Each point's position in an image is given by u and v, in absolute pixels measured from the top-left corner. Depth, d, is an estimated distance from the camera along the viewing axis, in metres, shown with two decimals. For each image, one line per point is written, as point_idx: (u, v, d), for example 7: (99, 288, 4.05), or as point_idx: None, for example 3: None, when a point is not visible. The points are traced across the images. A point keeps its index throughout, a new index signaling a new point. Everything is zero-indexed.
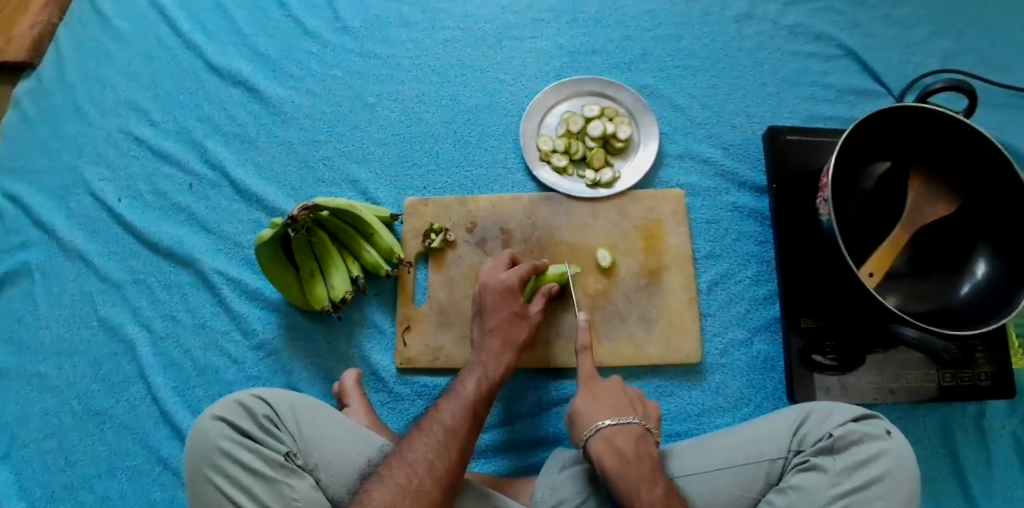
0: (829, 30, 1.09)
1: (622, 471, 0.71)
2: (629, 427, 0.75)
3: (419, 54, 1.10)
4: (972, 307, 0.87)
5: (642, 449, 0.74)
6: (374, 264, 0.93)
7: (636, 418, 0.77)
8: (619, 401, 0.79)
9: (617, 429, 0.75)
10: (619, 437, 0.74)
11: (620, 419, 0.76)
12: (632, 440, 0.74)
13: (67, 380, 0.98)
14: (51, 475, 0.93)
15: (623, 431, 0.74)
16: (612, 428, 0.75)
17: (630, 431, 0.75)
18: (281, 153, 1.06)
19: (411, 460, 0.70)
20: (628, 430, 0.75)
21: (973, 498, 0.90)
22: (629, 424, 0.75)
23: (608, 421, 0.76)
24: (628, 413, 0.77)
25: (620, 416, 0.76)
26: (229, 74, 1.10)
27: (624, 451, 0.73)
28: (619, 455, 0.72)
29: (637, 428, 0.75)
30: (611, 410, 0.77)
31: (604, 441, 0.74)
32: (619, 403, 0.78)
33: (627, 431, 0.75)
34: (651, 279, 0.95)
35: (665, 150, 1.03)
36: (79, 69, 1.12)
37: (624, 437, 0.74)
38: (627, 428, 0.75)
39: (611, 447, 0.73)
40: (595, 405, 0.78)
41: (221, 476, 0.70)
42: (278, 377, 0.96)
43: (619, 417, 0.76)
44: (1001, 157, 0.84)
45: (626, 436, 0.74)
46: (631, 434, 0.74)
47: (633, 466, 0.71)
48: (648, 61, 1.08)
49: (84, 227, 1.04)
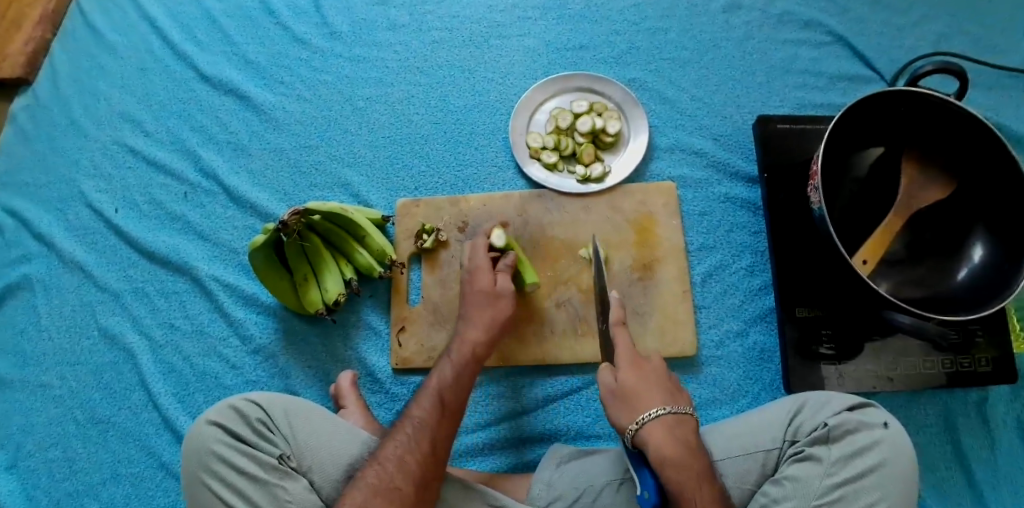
0: (818, 17, 1.08)
1: (685, 463, 0.67)
2: (687, 418, 0.72)
3: (407, 56, 1.10)
4: (969, 292, 0.86)
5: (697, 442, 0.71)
6: (367, 266, 0.94)
7: (690, 409, 0.73)
8: (667, 387, 0.75)
9: (677, 420, 0.71)
10: (678, 427, 0.70)
11: (676, 408, 0.72)
12: (690, 433, 0.71)
13: (70, 389, 0.99)
14: (57, 483, 0.95)
15: (683, 423, 0.71)
16: (672, 417, 0.71)
17: (688, 423, 0.71)
18: (274, 158, 1.07)
19: (382, 458, 0.70)
20: (686, 421, 0.71)
21: (977, 485, 0.89)
22: (685, 415, 0.72)
23: (665, 410, 0.71)
24: (682, 402, 0.74)
25: (675, 404, 0.72)
26: (221, 82, 1.11)
27: (683, 442, 0.69)
28: (684, 445, 0.69)
29: (692, 419, 0.72)
30: (665, 398, 0.73)
31: (663, 429, 0.69)
32: (669, 390, 0.75)
33: (686, 423, 0.71)
34: (644, 272, 0.95)
35: (655, 143, 1.03)
36: (75, 83, 1.14)
37: (683, 429, 0.70)
38: (685, 420, 0.71)
39: (674, 437, 0.69)
40: (644, 388, 0.74)
41: (216, 480, 0.71)
42: (276, 380, 0.96)
43: (675, 406, 0.72)
44: (995, 139, 0.83)
45: (686, 428, 0.71)
46: (689, 426, 0.71)
47: (694, 459, 0.68)
48: (637, 55, 1.08)
49: (83, 238, 1.06)
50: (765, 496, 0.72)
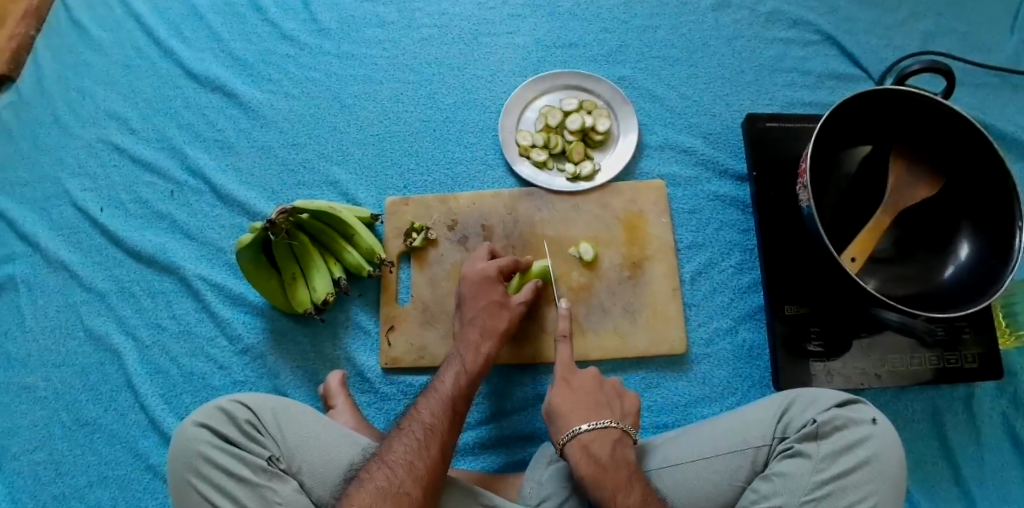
0: (806, 16, 1.08)
1: (598, 479, 0.71)
2: (606, 431, 0.75)
3: (396, 53, 1.10)
4: (956, 289, 0.87)
5: (618, 453, 0.74)
6: (356, 265, 0.93)
7: (612, 421, 0.76)
8: (594, 400, 0.79)
9: (595, 434, 0.75)
10: (595, 443, 0.74)
11: (596, 423, 0.75)
12: (609, 445, 0.74)
13: (56, 390, 0.98)
14: (43, 486, 0.94)
15: (601, 436, 0.74)
16: (589, 433, 0.75)
17: (608, 435, 0.75)
18: (261, 156, 1.06)
19: (391, 461, 0.70)
20: (605, 434, 0.75)
21: (964, 481, 0.90)
22: (604, 427, 0.75)
23: (584, 426, 0.75)
24: (606, 415, 0.77)
25: (597, 419, 0.76)
26: (207, 79, 1.10)
27: (600, 457, 0.73)
28: (594, 461, 0.72)
29: (614, 431, 0.75)
30: (588, 414, 0.77)
31: (580, 446, 0.74)
32: (595, 404, 0.78)
33: (604, 436, 0.75)
34: (634, 271, 0.95)
35: (645, 141, 1.03)
36: (59, 81, 1.12)
37: (601, 443, 0.74)
38: (604, 432, 0.75)
39: (588, 454, 0.73)
40: (569, 404, 0.78)
41: (205, 482, 0.70)
42: (264, 380, 0.96)
43: (595, 420, 0.76)
44: (982, 138, 0.83)
45: (603, 442, 0.74)
46: (608, 438, 0.74)
47: (609, 473, 0.71)
48: (626, 53, 1.08)
49: (67, 237, 1.04)
50: (755, 493, 0.72)
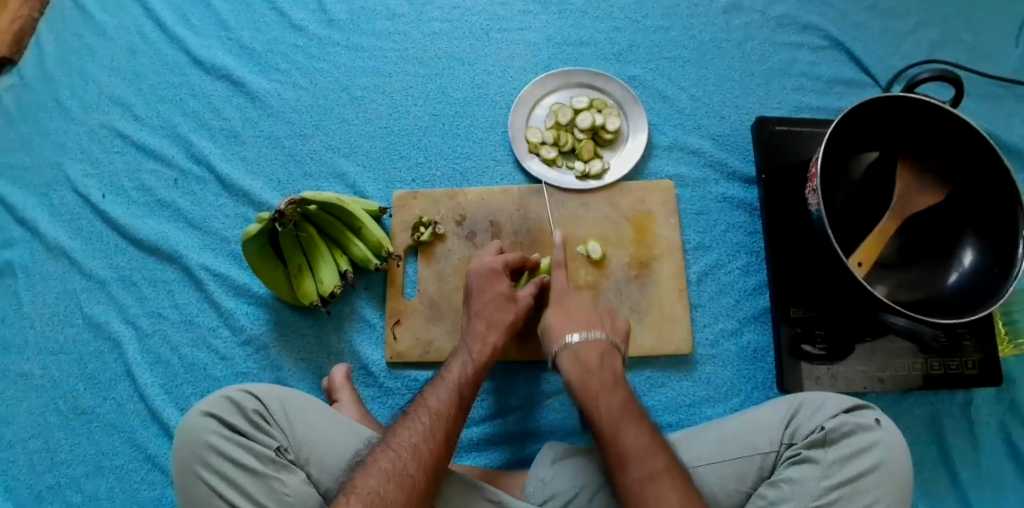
0: (816, 22, 1.09)
1: (585, 383, 0.74)
2: (596, 341, 0.77)
3: (405, 46, 1.09)
4: (959, 295, 0.88)
5: (606, 362, 0.76)
6: (363, 258, 0.93)
7: (604, 333, 0.78)
8: (589, 316, 0.80)
9: (586, 344, 0.77)
10: (585, 350, 0.77)
11: (587, 334, 0.78)
12: (597, 355, 0.76)
13: (53, 378, 0.96)
14: (38, 474, 0.92)
15: (591, 345, 0.77)
16: (580, 342, 0.77)
17: (598, 345, 0.77)
18: (268, 146, 1.05)
19: (396, 444, 0.70)
20: (595, 344, 0.77)
21: (961, 486, 0.91)
22: (596, 338, 0.77)
23: (576, 337, 0.78)
24: (597, 327, 0.79)
25: (589, 330, 0.78)
26: (214, 67, 1.09)
27: (588, 364, 0.76)
28: (582, 367, 0.76)
29: (603, 344, 0.77)
30: (579, 326, 0.79)
31: (571, 355, 0.77)
32: (590, 318, 0.80)
33: (593, 345, 0.77)
34: (642, 270, 0.95)
35: (654, 142, 1.03)
36: (62, 64, 1.11)
37: (590, 350, 0.77)
38: (594, 344, 0.77)
39: (577, 361, 0.76)
40: (563, 320, 0.80)
41: (212, 473, 0.70)
42: (267, 372, 0.95)
43: (587, 331, 0.78)
44: (988, 147, 0.84)
45: (593, 350, 0.76)
46: (597, 349, 0.77)
47: (595, 379, 0.74)
48: (637, 53, 1.08)
49: (68, 223, 1.03)
50: (762, 498, 0.73)
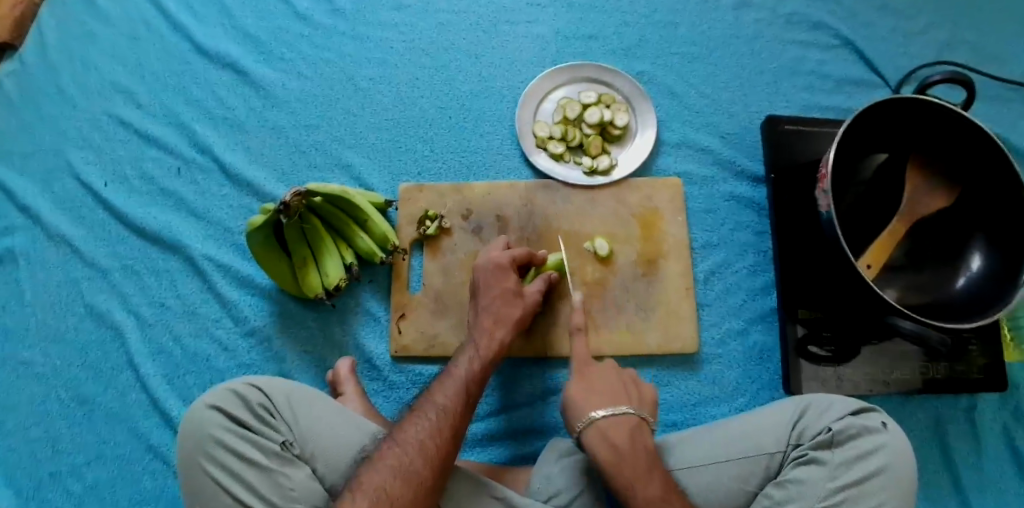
0: (827, 19, 1.08)
1: (618, 466, 0.70)
2: (624, 419, 0.74)
3: (412, 37, 1.08)
4: (968, 299, 0.87)
5: (636, 441, 0.73)
6: (368, 252, 0.92)
7: (630, 408, 0.75)
8: (614, 388, 0.77)
9: (614, 424, 0.73)
10: (614, 430, 0.73)
11: (615, 410, 0.74)
12: (626, 434, 0.73)
13: (54, 367, 0.96)
14: (39, 463, 0.91)
15: (619, 424, 0.73)
16: (607, 420, 0.74)
17: (626, 423, 0.74)
18: (272, 137, 1.04)
19: (402, 440, 0.69)
20: (623, 422, 0.73)
21: (963, 488, 0.92)
22: (623, 415, 0.74)
23: (602, 413, 0.74)
24: (625, 402, 0.75)
25: (617, 406, 0.75)
26: (218, 56, 1.07)
27: (618, 446, 0.72)
28: (613, 448, 0.72)
29: (631, 420, 0.74)
30: (606, 401, 0.76)
31: (599, 433, 0.73)
32: (614, 391, 0.77)
33: (621, 425, 0.73)
34: (648, 268, 0.95)
35: (662, 138, 1.03)
36: (64, 50, 1.09)
37: (619, 431, 0.73)
38: (623, 421, 0.74)
39: (605, 441, 0.73)
40: (589, 395, 0.77)
41: (215, 465, 0.69)
42: (270, 365, 0.94)
43: (614, 406, 0.75)
44: (1000, 151, 0.84)
45: (622, 429, 0.73)
46: (626, 427, 0.73)
47: (628, 461, 0.71)
48: (646, 48, 1.07)
49: (70, 212, 1.02)
50: (769, 498, 0.73)
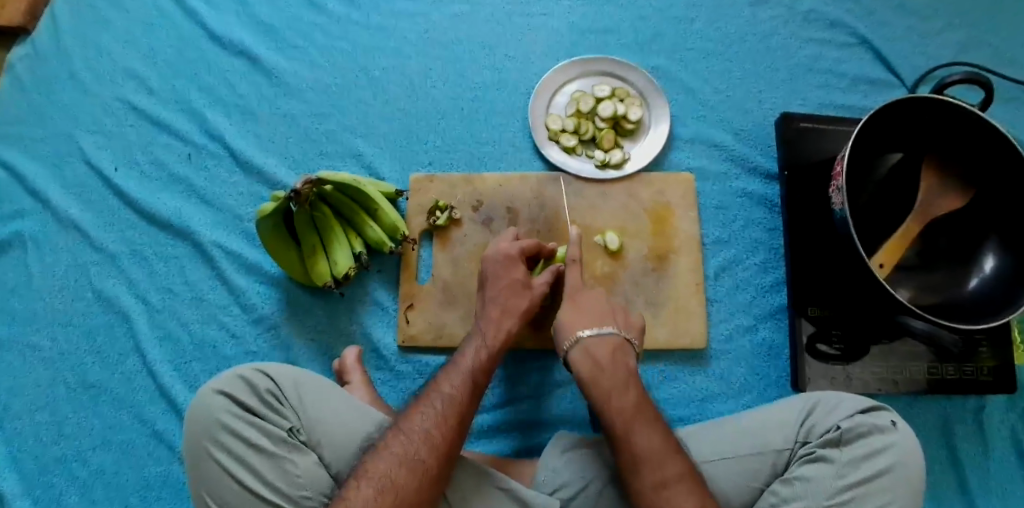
0: (844, 18, 1.07)
1: (597, 380, 0.73)
2: (607, 338, 0.77)
3: (426, 27, 1.07)
4: (980, 301, 0.87)
5: (618, 359, 0.75)
6: (378, 241, 0.91)
7: (615, 328, 0.78)
8: (600, 309, 0.80)
9: (597, 340, 0.76)
10: (597, 346, 0.76)
11: (599, 329, 0.77)
12: (609, 351, 0.76)
13: (61, 351, 0.96)
14: (44, 447, 0.91)
15: (602, 342, 0.76)
16: (590, 338, 0.76)
17: (609, 342, 0.76)
18: (284, 124, 1.04)
19: (408, 429, 0.69)
20: (606, 340, 0.76)
21: (970, 491, 0.91)
22: (607, 335, 0.77)
23: (587, 331, 0.77)
24: (609, 323, 0.78)
25: (601, 326, 0.78)
26: (231, 42, 1.07)
27: (599, 360, 0.75)
28: (594, 363, 0.75)
29: (615, 340, 0.77)
30: (591, 320, 0.78)
31: (583, 351, 0.76)
32: (601, 313, 0.79)
33: (604, 341, 0.76)
34: (659, 263, 0.94)
35: (675, 134, 1.02)
36: (76, 34, 1.09)
37: (602, 347, 0.76)
38: (606, 339, 0.76)
39: (588, 357, 0.75)
40: (575, 313, 0.79)
41: (222, 451, 0.69)
42: (277, 352, 0.94)
43: (599, 326, 0.78)
44: (1016, 153, 0.83)
45: (604, 346, 0.76)
46: (609, 345, 0.76)
47: (607, 375, 0.73)
48: (661, 43, 1.06)
49: (79, 196, 1.02)
50: (775, 496, 0.72)
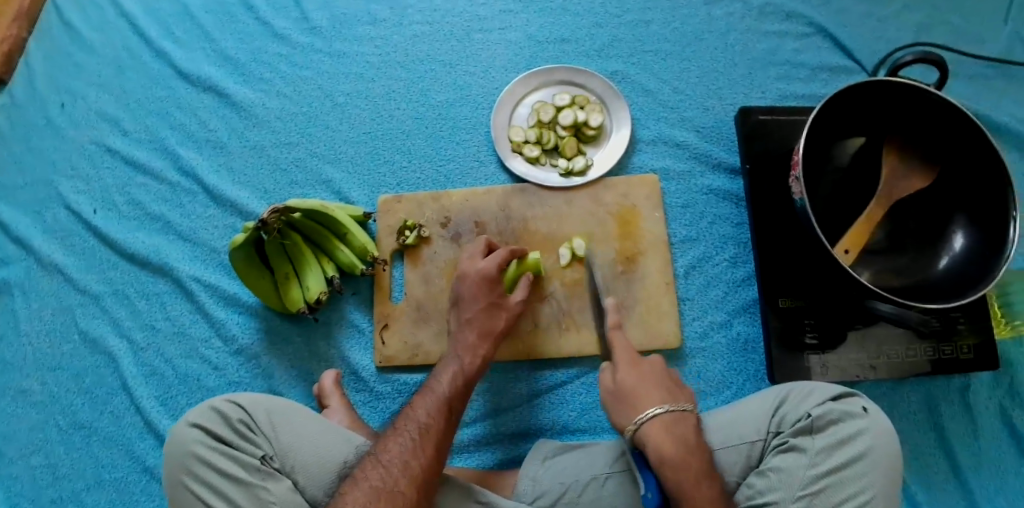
0: (800, 8, 1.08)
1: (684, 464, 0.68)
2: (685, 415, 0.72)
3: (388, 51, 1.09)
4: (952, 280, 0.86)
5: (698, 440, 0.71)
6: (349, 264, 0.93)
7: (689, 406, 0.74)
8: (664, 384, 0.76)
9: (676, 417, 0.72)
10: (677, 424, 0.71)
11: (674, 406, 0.72)
12: (689, 430, 0.71)
13: (52, 394, 0.98)
14: (39, 490, 0.94)
15: (682, 420, 0.72)
16: (671, 415, 0.71)
17: (687, 419, 0.72)
18: (254, 156, 1.06)
19: (386, 461, 0.70)
20: (684, 419, 0.72)
21: (960, 471, 0.90)
22: (683, 412, 0.72)
23: (664, 408, 0.72)
24: (682, 399, 0.74)
25: (674, 403, 0.73)
26: (200, 79, 1.10)
27: (684, 440, 0.70)
28: (681, 443, 0.69)
29: (691, 417, 0.73)
30: (663, 397, 0.74)
31: (662, 427, 0.71)
32: (666, 387, 0.76)
33: (684, 420, 0.72)
34: (628, 265, 0.95)
35: (638, 136, 1.03)
36: (51, 83, 1.12)
37: (682, 425, 0.71)
38: (684, 417, 0.72)
39: (672, 435, 0.70)
40: (643, 387, 0.75)
41: (197, 482, 0.70)
42: (259, 380, 0.96)
43: (673, 403, 0.73)
44: (974, 127, 0.84)
45: (685, 425, 0.71)
46: (688, 424, 0.72)
47: (693, 458, 0.69)
48: (619, 47, 1.08)
49: (61, 240, 1.04)
50: (750, 488, 0.72)
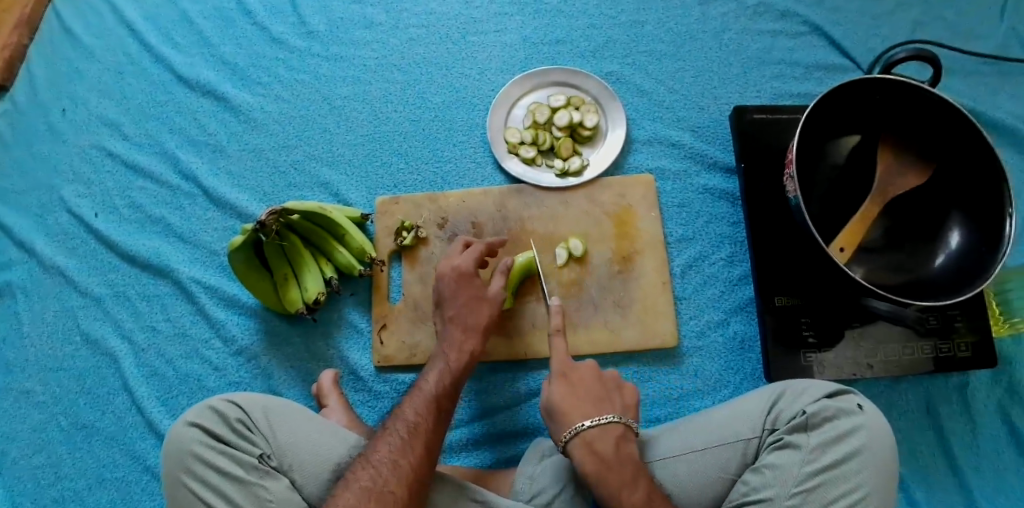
0: (794, 7, 1.08)
1: (602, 478, 0.70)
2: (609, 427, 0.73)
3: (385, 54, 1.10)
4: (949, 276, 0.86)
5: (622, 450, 0.72)
6: (347, 265, 0.94)
7: (615, 416, 0.74)
8: (594, 396, 0.76)
9: (599, 430, 0.72)
10: (599, 438, 0.72)
11: (598, 419, 0.73)
12: (612, 442, 0.72)
13: (55, 395, 0.99)
14: (42, 490, 0.94)
15: (603, 432, 0.72)
16: (592, 430, 0.72)
17: (613, 431, 0.73)
18: (253, 159, 1.07)
19: (376, 461, 0.70)
20: (608, 430, 0.73)
21: (959, 469, 0.90)
22: (609, 424, 0.73)
23: (588, 422, 0.73)
24: (607, 410, 0.75)
25: (597, 415, 0.74)
26: (199, 84, 1.11)
27: (603, 454, 0.71)
28: (598, 458, 0.71)
29: (619, 428, 0.73)
30: (588, 410, 0.74)
31: (585, 444, 0.72)
32: (597, 397, 0.76)
33: (607, 432, 0.72)
34: (624, 265, 0.95)
35: (633, 136, 1.03)
36: (52, 89, 1.14)
37: (603, 439, 0.72)
38: (608, 429, 0.73)
39: (590, 450, 0.71)
40: (571, 401, 0.75)
41: (195, 480, 0.71)
42: (258, 381, 0.96)
43: (597, 415, 0.74)
44: (968, 123, 0.84)
45: (608, 437, 0.72)
46: (612, 435, 0.72)
47: (612, 471, 0.70)
48: (614, 48, 1.08)
49: (63, 243, 1.06)
50: (745, 485, 0.72)
